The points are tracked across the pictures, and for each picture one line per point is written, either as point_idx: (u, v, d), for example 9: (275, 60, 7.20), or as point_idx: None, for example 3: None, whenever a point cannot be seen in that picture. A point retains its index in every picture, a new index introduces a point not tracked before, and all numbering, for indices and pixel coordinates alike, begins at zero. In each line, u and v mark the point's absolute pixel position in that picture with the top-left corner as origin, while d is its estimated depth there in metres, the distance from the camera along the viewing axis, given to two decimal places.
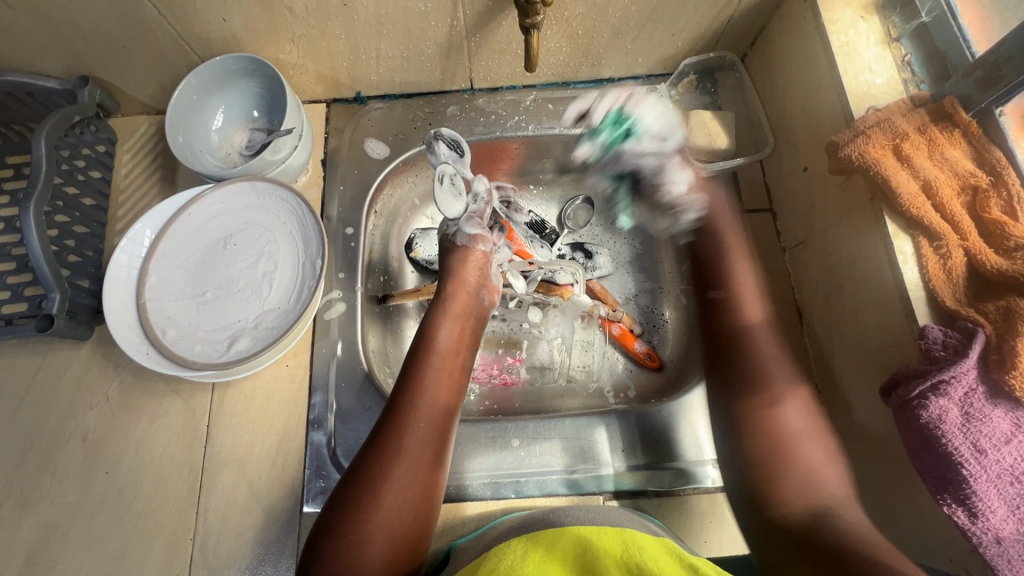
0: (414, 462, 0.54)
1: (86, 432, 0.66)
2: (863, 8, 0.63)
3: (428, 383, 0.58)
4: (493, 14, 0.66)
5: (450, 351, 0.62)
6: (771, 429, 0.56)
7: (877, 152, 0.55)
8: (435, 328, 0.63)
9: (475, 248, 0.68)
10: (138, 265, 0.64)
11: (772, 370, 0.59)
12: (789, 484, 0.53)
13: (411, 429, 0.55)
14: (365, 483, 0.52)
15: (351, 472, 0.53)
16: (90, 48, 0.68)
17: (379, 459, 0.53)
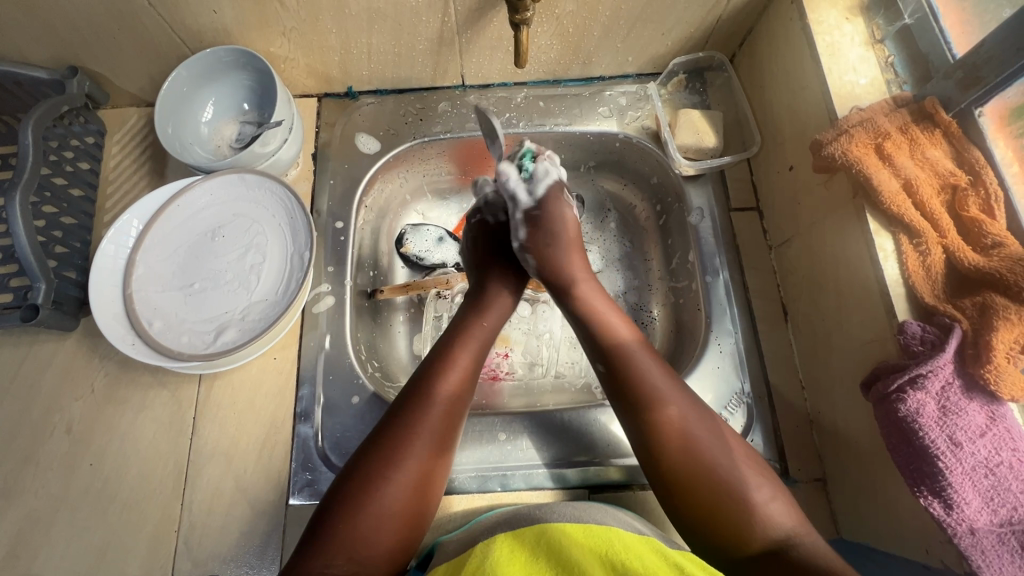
0: (435, 441, 0.55)
1: (70, 424, 0.66)
2: (848, 10, 0.64)
3: (456, 366, 0.60)
4: (484, 10, 0.66)
5: (479, 339, 0.64)
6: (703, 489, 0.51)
7: (860, 151, 0.55)
8: (476, 317, 0.66)
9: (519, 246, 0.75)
10: (125, 256, 0.64)
11: (671, 411, 0.54)
12: (739, 524, 0.49)
13: (442, 401, 0.57)
14: (392, 447, 0.53)
15: (375, 436, 0.55)
16: (80, 39, 0.68)
17: (407, 427, 0.55)
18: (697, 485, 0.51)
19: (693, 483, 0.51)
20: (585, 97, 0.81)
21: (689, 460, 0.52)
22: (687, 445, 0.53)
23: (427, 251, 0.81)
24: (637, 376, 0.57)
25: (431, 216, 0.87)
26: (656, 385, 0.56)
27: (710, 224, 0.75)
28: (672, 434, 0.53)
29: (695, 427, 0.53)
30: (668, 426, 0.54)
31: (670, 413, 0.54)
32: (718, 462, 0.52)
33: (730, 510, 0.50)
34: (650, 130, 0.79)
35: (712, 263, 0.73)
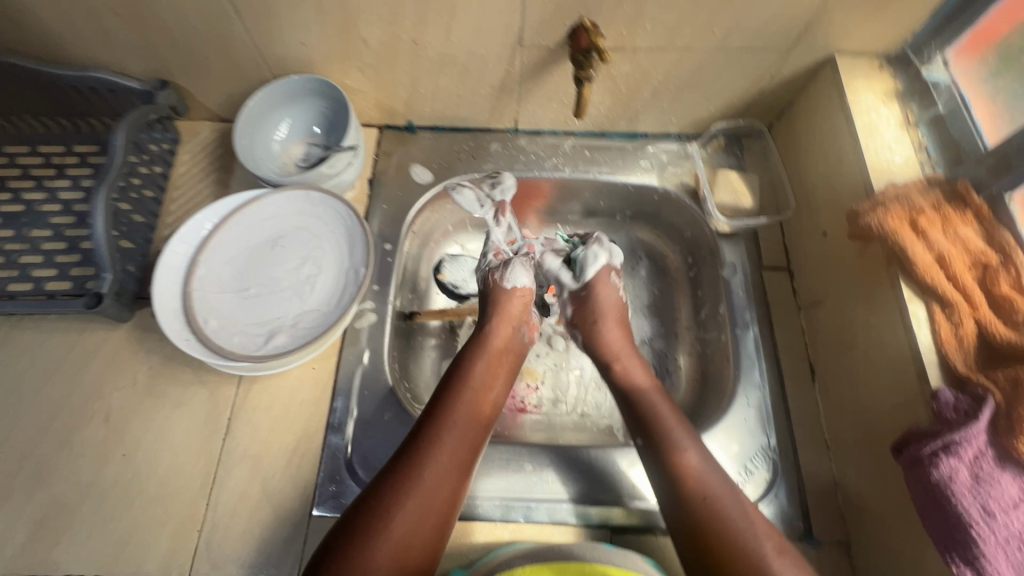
0: (433, 490, 0.56)
1: (109, 413, 0.68)
2: (885, 94, 0.69)
3: (459, 412, 0.62)
4: (547, 63, 0.73)
5: (483, 386, 0.65)
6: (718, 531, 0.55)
7: (895, 223, 0.59)
8: (471, 364, 0.67)
9: (518, 289, 0.74)
10: (191, 255, 0.67)
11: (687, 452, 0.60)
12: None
13: (438, 456, 0.58)
14: (387, 504, 0.54)
15: (370, 489, 0.56)
16: (176, 56, 0.74)
17: (402, 484, 0.55)
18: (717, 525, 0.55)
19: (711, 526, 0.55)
20: (629, 150, 0.87)
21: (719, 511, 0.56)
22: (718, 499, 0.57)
23: (463, 279, 0.85)
24: (663, 426, 0.62)
25: (468, 248, 0.90)
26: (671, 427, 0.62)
27: (742, 278, 0.78)
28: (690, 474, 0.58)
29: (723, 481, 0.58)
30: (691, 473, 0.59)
31: (695, 461, 0.59)
32: (745, 517, 0.55)
33: (746, 557, 0.53)
34: (689, 187, 0.83)
35: (742, 317, 0.75)
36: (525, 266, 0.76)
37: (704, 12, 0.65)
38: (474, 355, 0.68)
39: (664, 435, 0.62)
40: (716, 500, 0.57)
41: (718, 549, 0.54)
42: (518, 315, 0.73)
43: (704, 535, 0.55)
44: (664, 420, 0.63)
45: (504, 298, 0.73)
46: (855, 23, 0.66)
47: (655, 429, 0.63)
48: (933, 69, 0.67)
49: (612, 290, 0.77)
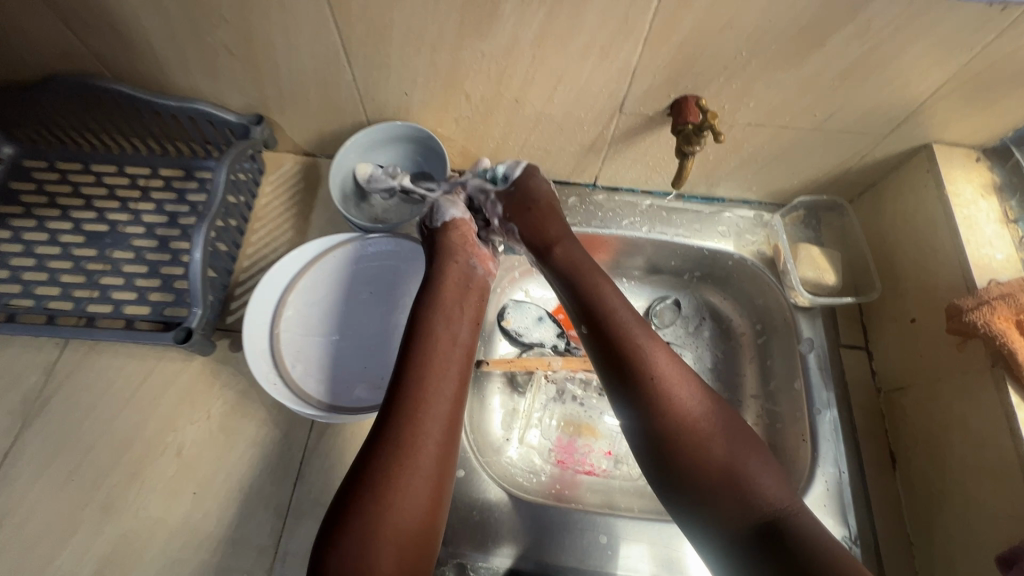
0: (422, 450, 0.52)
1: (181, 446, 0.67)
2: (983, 187, 0.69)
3: (424, 363, 0.57)
4: (642, 130, 0.73)
5: (449, 336, 0.61)
6: (699, 451, 0.54)
7: (1004, 325, 0.58)
8: (439, 314, 0.62)
9: (453, 222, 0.69)
10: (278, 295, 0.67)
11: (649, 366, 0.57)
12: (730, 502, 0.52)
13: (427, 414, 0.54)
14: (382, 476, 0.50)
15: (359, 470, 0.51)
16: (278, 96, 0.76)
17: (392, 453, 0.51)
18: (698, 448, 0.54)
19: (687, 448, 0.54)
20: (706, 214, 0.87)
21: (698, 433, 0.54)
22: (700, 420, 0.55)
23: (525, 327, 0.89)
24: (638, 352, 0.58)
25: (531, 294, 0.94)
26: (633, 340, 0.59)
27: (819, 354, 0.76)
28: (668, 397, 0.56)
29: (703, 402, 0.56)
30: (657, 392, 0.56)
31: (674, 383, 0.56)
32: (727, 442, 0.54)
33: (720, 477, 0.53)
34: (766, 256, 0.83)
35: (821, 398, 0.73)
36: (450, 198, 0.71)
37: (811, 96, 0.65)
38: (438, 304, 0.63)
39: (634, 359, 0.58)
40: (689, 424, 0.55)
41: (709, 485, 0.53)
42: (459, 245, 0.67)
43: (696, 473, 0.53)
44: (637, 343, 0.59)
45: (453, 236, 0.68)
46: (959, 117, 0.66)
47: (625, 353, 0.58)
48: None
49: (540, 185, 0.71)
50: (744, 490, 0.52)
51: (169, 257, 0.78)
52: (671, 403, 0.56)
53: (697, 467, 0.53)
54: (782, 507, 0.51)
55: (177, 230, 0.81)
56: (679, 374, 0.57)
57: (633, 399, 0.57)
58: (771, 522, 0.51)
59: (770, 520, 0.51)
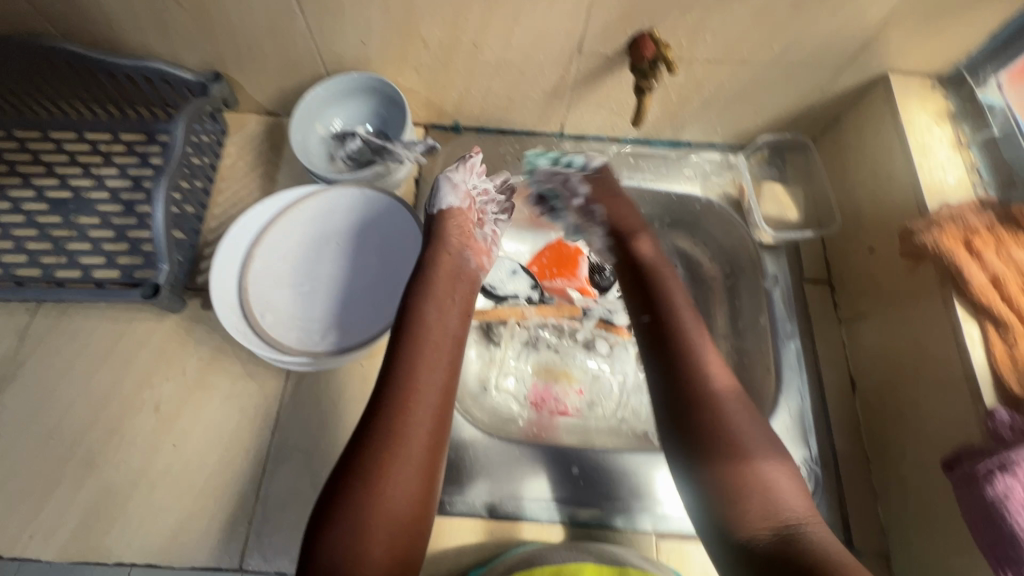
0: (411, 440, 0.53)
1: (158, 402, 0.68)
2: (937, 114, 0.70)
3: (417, 356, 0.58)
4: (602, 72, 0.73)
5: (438, 325, 0.61)
6: (731, 456, 0.53)
7: (950, 243, 0.60)
8: (435, 304, 0.63)
9: (450, 210, 0.69)
10: (246, 250, 0.68)
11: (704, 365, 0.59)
12: (750, 507, 0.51)
13: (417, 403, 0.55)
14: (374, 465, 0.51)
15: (349, 454, 0.52)
16: (234, 51, 0.74)
17: (382, 436, 0.53)
18: (730, 456, 0.53)
19: (721, 453, 0.54)
20: (672, 159, 0.88)
21: (734, 441, 0.54)
22: (739, 428, 0.55)
23: (499, 280, 0.89)
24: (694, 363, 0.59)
25: (506, 249, 0.93)
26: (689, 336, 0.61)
27: (783, 290, 0.79)
28: (713, 407, 0.56)
29: (745, 415, 0.56)
30: (704, 386, 0.57)
31: (721, 396, 0.57)
32: (756, 443, 0.54)
33: (745, 483, 0.52)
34: (732, 198, 0.85)
35: (784, 329, 0.76)
36: (450, 181, 0.71)
37: (767, 27, 0.65)
38: (431, 293, 0.63)
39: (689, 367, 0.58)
40: (728, 420, 0.55)
41: (728, 476, 0.53)
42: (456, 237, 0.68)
43: (721, 464, 0.53)
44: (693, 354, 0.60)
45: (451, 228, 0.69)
46: (913, 43, 0.67)
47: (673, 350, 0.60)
48: (987, 92, 0.68)
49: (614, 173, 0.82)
50: (765, 498, 0.52)
51: (135, 221, 0.78)
52: (714, 412, 0.56)
53: (722, 464, 0.53)
54: (796, 518, 0.51)
55: (142, 194, 0.80)
56: (729, 388, 0.58)
57: (679, 403, 0.57)
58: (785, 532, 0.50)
59: (785, 528, 0.50)
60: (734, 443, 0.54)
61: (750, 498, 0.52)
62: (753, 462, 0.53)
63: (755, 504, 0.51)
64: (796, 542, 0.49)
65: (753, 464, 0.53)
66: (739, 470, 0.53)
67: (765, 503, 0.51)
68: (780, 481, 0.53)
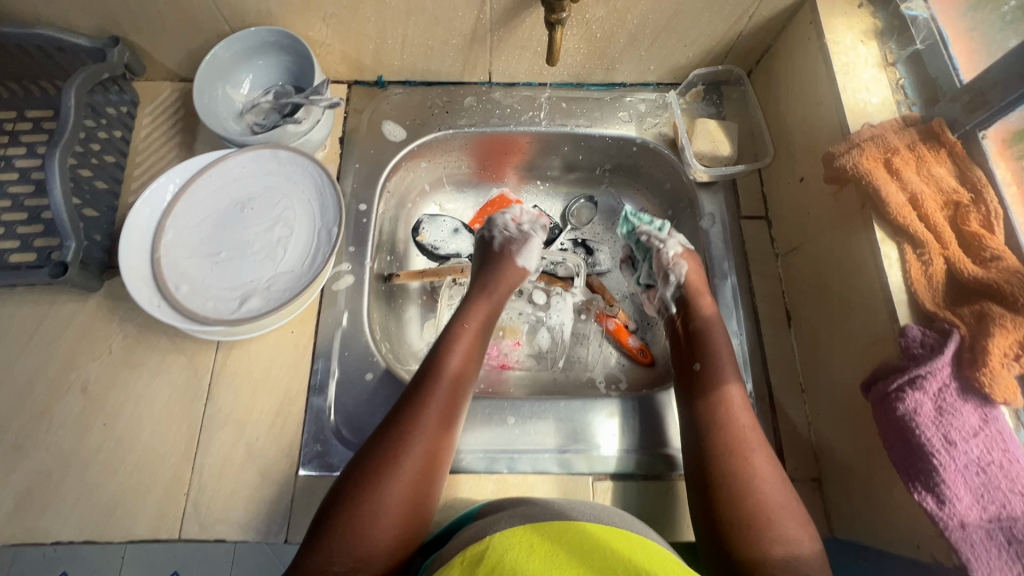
0: (438, 435, 0.58)
1: (86, 383, 0.67)
2: (863, 33, 0.67)
3: (455, 358, 0.64)
4: (518, 10, 0.70)
5: (475, 337, 0.68)
6: (756, 513, 0.54)
7: (870, 164, 0.59)
8: (447, 352, 0.64)
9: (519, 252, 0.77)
10: (157, 220, 0.65)
11: (731, 391, 0.62)
12: (767, 559, 0.52)
13: (421, 439, 0.57)
14: (401, 447, 0.56)
15: (382, 432, 0.58)
16: (127, 12, 0.70)
17: (382, 464, 0.55)
18: (745, 502, 0.55)
19: (743, 500, 0.55)
20: (607, 102, 0.85)
21: (753, 489, 0.55)
22: (772, 488, 0.55)
23: (441, 240, 0.88)
24: (729, 421, 0.60)
25: (448, 208, 0.92)
26: (721, 359, 0.65)
27: (721, 229, 0.78)
28: (750, 467, 0.56)
29: (779, 476, 0.57)
30: (727, 420, 0.60)
31: (743, 440, 0.58)
32: (769, 486, 0.56)
33: (766, 536, 0.53)
34: (667, 136, 0.82)
35: (721, 267, 0.76)
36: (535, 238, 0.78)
37: None
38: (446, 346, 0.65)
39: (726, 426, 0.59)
40: (747, 462, 0.57)
41: (740, 516, 0.54)
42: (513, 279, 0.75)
43: (735, 503, 0.55)
44: (731, 412, 0.61)
45: (484, 273, 0.75)
46: None
47: (706, 370, 0.64)
48: (912, 7, 0.64)
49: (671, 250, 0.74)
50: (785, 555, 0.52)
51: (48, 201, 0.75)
52: (748, 472, 0.56)
53: (736, 508, 0.55)
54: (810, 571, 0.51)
55: None
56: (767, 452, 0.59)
57: (705, 422, 0.61)
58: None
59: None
60: (753, 485, 0.55)
61: (764, 539, 0.53)
62: (762, 497, 0.55)
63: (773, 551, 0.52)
64: None
65: (762, 505, 0.54)
66: (757, 511, 0.54)
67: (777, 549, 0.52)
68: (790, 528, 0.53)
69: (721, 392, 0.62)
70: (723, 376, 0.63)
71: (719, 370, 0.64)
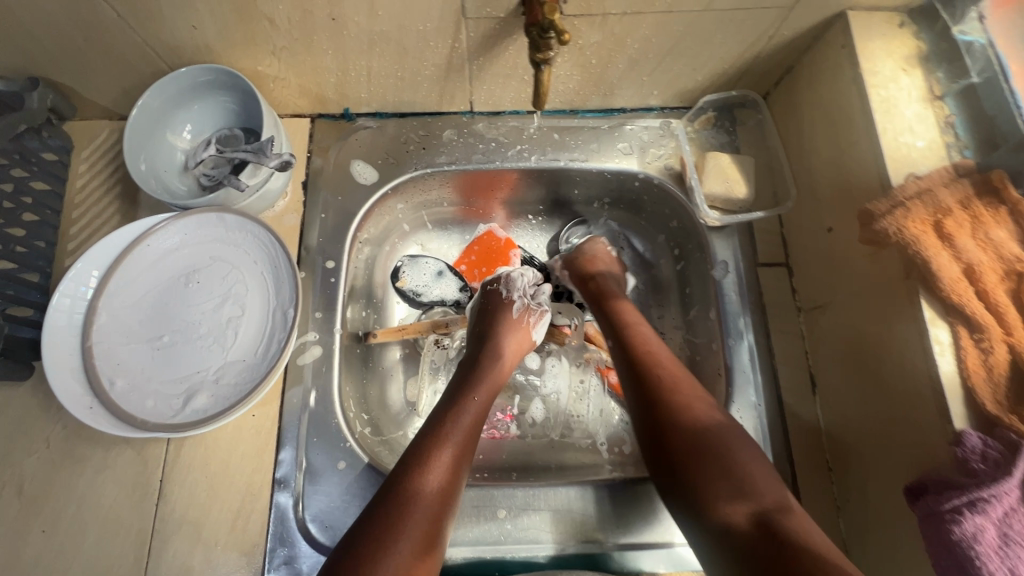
0: (434, 513, 0.51)
1: (21, 483, 0.59)
2: (905, 60, 0.57)
3: (459, 426, 0.58)
4: (499, 38, 0.60)
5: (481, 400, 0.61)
6: (696, 446, 0.52)
7: (917, 228, 0.49)
8: (428, 460, 0.54)
9: (528, 318, 0.71)
10: (83, 307, 0.56)
11: (647, 343, 0.63)
12: (722, 496, 0.49)
13: (415, 519, 0.49)
14: (387, 530, 0.48)
15: (370, 516, 0.50)
16: (42, 51, 0.60)
17: (368, 550, 0.47)
18: (687, 445, 0.53)
19: (684, 445, 0.53)
20: (605, 130, 0.74)
21: (692, 430, 0.53)
22: (706, 416, 0.55)
23: (424, 285, 0.78)
24: (653, 362, 0.60)
25: (430, 248, 0.82)
26: (635, 321, 0.66)
27: (735, 279, 0.69)
28: (680, 402, 0.56)
29: (709, 402, 0.56)
30: (648, 369, 0.60)
31: (668, 386, 0.58)
32: (705, 421, 0.54)
33: (717, 474, 0.50)
34: (674, 172, 0.73)
35: (736, 325, 0.67)
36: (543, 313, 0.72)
37: None
38: (428, 452, 0.54)
39: (649, 366, 0.60)
40: (676, 403, 0.56)
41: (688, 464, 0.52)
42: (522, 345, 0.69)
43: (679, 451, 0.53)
44: (653, 355, 0.61)
45: (497, 318, 0.69)
46: None
47: (624, 333, 0.65)
48: (966, 28, 0.54)
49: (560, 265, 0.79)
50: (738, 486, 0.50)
51: None
52: (679, 406, 0.56)
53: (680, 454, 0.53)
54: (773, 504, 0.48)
55: None
56: (693, 381, 0.59)
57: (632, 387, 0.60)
58: (761, 515, 0.47)
59: (762, 511, 0.48)
60: (687, 428, 0.54)
61: (715, 488, 0.50)
62: (697, 437, 0.53)
63: (726, 495, 0.49)
64: (775, 526, 0.46)
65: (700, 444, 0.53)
66: (697, 452, 0.52)
67: (741, 501, 0.49)
68: (754, 476, 0.50)
69: (636, 347, 0.62)
70: (637, 333, 0.65)
71: (632, 328, 0.65)
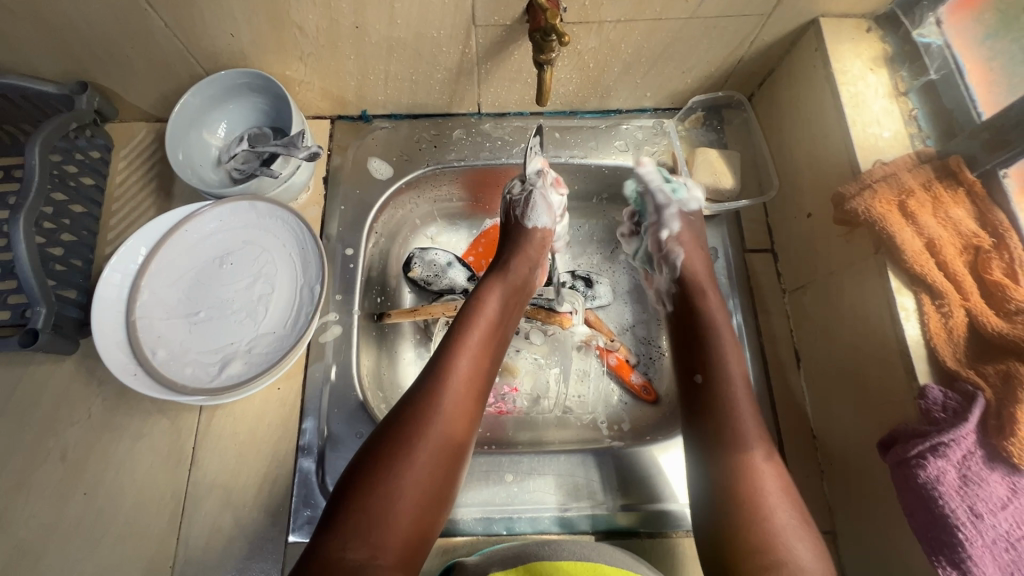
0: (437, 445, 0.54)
1: (65, 450, 0.64)
2: (872, 61, 0.64)
3: (459, 376, 0.58)
4: (505, 44, 0.66)
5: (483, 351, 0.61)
6: (750, 514, 0.51)
7: (883, 208, 0.55)
8: (433, 410, 0.55)
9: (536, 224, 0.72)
10: (130, 283, 0.61)
11: (726, 378, 0.60)
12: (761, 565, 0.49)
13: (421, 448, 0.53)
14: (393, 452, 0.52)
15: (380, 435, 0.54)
16: (94, 57, 0.66)
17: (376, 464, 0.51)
18: (741, 504, 0.52)
19: (735, 500, 0.53)
20: (603, 129, 0.81)
21: (749, 483, 0.53)
22: (764, 475, 0.53)
23: (433, 276, 0.80)
24: (712, 358, 0.61)
25: (439, 241, 0.87)
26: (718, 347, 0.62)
27: (725, 263, 0.74)
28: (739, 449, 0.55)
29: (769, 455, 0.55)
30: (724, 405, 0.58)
31: (737, 433, 0.56)
32: (768, 482, 0.53)
33: (763, 542, 0.50)
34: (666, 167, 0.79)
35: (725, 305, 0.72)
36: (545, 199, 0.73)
37: None
38: (434, 397, 0.56)
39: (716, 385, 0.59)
40: (743, 455, 0.55)
41: (739, 523, 0.51)
42: (535, 256, 0.71)
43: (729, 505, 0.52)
44: (716, 363, 0.61)
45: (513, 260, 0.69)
46: None
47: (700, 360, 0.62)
48: (925, 32, 0.61)
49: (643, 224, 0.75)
50: (769, 510, 0.51)
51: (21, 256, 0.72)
52: (746, 462, 0.54)
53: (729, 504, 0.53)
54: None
55: None
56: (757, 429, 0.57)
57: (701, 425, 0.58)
58: None
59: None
60: (745, 482, 0.53)
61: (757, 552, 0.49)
62: (753, 492, 0.52)
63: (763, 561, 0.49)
64: None
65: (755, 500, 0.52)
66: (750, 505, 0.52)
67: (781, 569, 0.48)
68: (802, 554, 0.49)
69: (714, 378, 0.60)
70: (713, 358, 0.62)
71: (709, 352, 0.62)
